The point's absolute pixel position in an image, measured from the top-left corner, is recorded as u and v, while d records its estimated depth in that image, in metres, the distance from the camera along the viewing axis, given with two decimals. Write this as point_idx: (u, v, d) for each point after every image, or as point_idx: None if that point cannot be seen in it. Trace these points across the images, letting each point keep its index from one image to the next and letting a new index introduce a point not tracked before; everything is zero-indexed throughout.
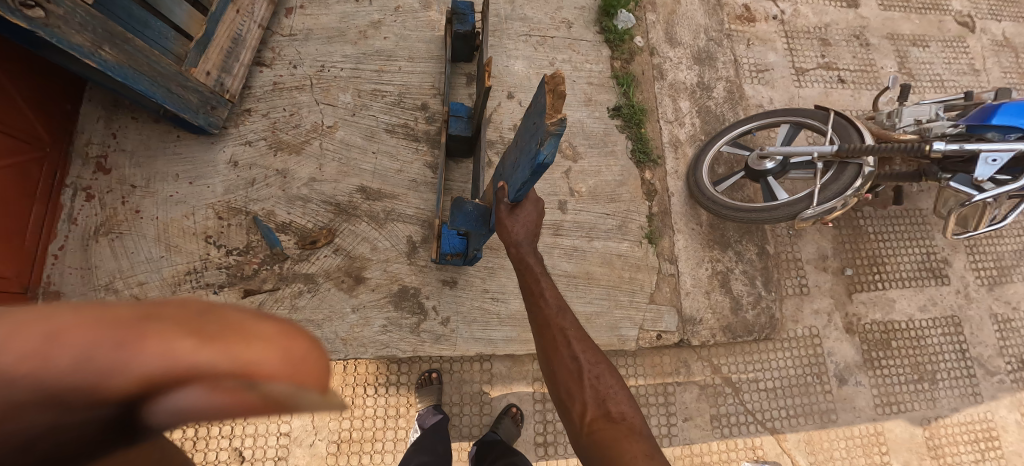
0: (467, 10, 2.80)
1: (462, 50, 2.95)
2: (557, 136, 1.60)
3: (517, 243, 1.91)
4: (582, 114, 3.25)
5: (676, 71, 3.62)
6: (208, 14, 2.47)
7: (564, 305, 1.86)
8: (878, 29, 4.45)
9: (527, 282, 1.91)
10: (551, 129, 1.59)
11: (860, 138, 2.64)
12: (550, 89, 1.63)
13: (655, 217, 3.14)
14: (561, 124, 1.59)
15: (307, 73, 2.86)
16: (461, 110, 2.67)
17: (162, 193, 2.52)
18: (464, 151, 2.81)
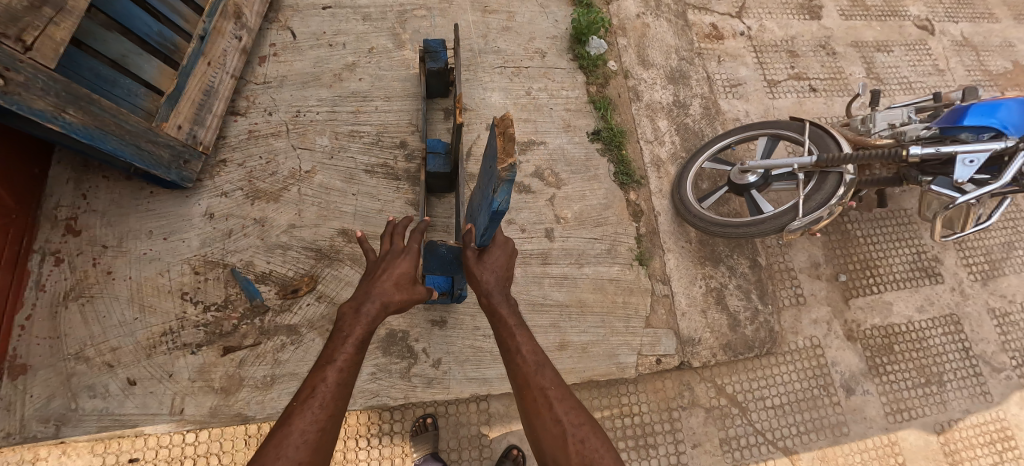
0: (439, 47, 2.83)
1: (437, 86, 2.96)
2: (509, 182, 1.60)
3: (488, 293, 1.82)
4: (563, 140, 3.24)
5: (651, 92, 3.65)
6: (179, 68, 2.45)
7: (545, 362, 1.69)
8: (843, 38, 4.57)
9: (501, 336, 1.77)
10: (502, 176, 1.59)
11: (838, 147, 2.65)
12: (501, 131, 1.65)
13: (644, 238, 3.11)
14: (512, 169, 1.57)
15: (283, 119, 2.82)
16: (438, 147, 2.66)
17: (135, 251, 2.44)
18: (444, 187, 2.78)
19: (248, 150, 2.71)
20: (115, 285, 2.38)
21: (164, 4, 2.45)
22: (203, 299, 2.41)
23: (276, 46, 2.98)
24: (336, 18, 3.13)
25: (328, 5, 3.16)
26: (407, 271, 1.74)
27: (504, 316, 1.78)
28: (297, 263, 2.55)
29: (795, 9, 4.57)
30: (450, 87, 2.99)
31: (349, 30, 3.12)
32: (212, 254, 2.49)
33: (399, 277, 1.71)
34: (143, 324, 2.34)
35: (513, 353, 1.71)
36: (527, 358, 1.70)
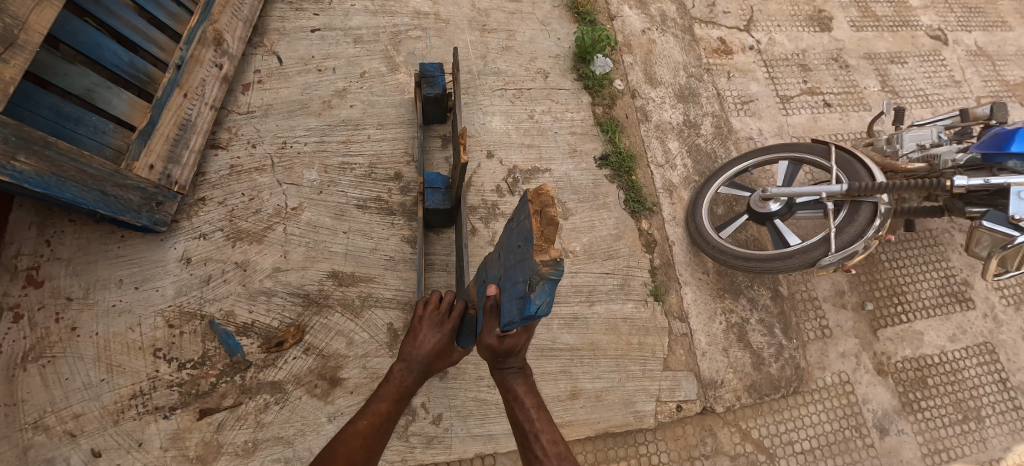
0: (437, 71, 2.65)
1: (434, 113, 2.76)
2: (553, 280, 1.31)
3: (501, 368, 1.73)
4: (569, 167, 3.03)
5: (660, 112, 3.45)
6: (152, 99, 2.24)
7: (566, 454, 1.59)
8: (855, 50, 4.38)
9: (515, 413, 1.70)
10: (544, 274, 1.29)
11: (869, 174, 2.45)
12: (537, 209, 1.37)
13: (658, 270, 2.89)
14: (559, 265, 1.30)
15: (268, 151, 2.60)
16: (437, 181, 2.45)
17: (104, 303, 2.21)
18: (444, 222, 2.56)
19: (229, 187, 2.48)
20: (81, 342, 2.15)
21: (134, 31, 2.28)
22: (177, 356, 2.19)
23: (260, 73, 2.77)
24: (325, 41, 2.93)
25: (316, 28, 2.96)
26: (449, 342, 1.72)
27: (519, 394, 1.72)
28: (282, 312, 2.32)
29: (804, 21, 4.39)
30: (447, 113, 2.79)
31: (339, 54, 2.92)
32: (188, 304, 2.26)
33: (443, 348, 1.70)
34: (110, 386, 2.12)
35: (529, 439, 1.63)
36: (547, 448, 1.60)
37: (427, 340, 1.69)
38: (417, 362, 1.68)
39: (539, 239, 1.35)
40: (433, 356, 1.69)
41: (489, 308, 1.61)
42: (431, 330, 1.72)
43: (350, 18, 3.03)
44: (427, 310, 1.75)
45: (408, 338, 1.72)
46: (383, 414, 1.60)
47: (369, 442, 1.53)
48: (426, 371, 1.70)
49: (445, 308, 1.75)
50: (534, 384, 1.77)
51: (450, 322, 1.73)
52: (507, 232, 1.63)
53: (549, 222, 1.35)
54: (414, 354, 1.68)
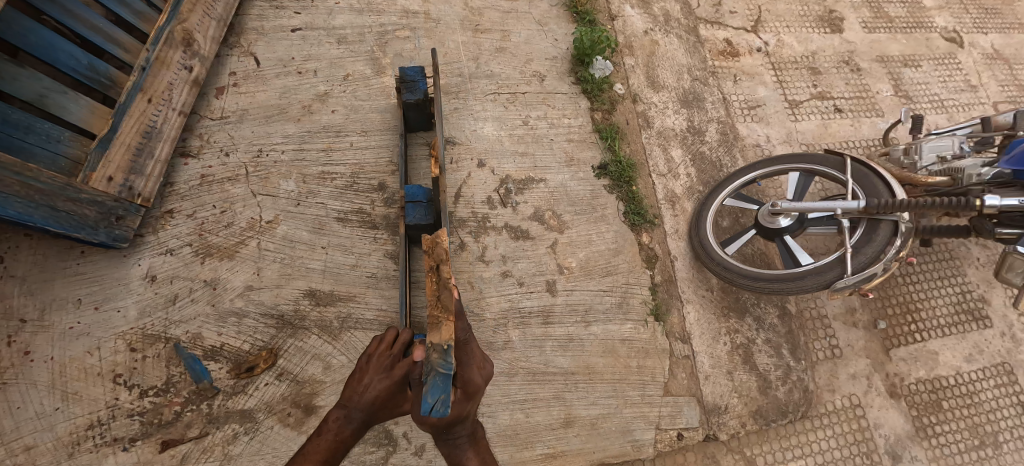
0: (417, 76, 2.46)
1: (418, 119, 2.61)
2: (445, 373, 1.41)
3: (448, 439, 1.59)
4: (565, 177, 2.86)
5: (663, 117, 3.28)
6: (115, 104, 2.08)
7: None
8: (867, 53, 4.20)
9: None
10: (435, 363, 1.41)
11: (889, 191, 2.29)
12: (434, 270, 1.57)
13: (659, 288, 2.72)
14: (447, 354, 1.42)
15: (242, 160, 2.46)
16: (419, 194, 2.27)
17: (60, 326, 2.05)
18: (430, 237, 2.39)
19: (199, 199, 2.34)
20: (33, 368, 1.99)
21: (94, 32, 2.13)
22: (139, 382, 2.03)
23: (236, 75, 2.63)
24: (305, 42, 2.80)
25: (298, 27, 2.83)
26: (397, 392, 1.61)
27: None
28: (253, 334, 2.16)
29: (814, 22, 4.22)
30: (432, 120, 2.65)
31: (321, 55, 2.78)
32: (152, 326, 2.10)
33: (385, 400, 1.60)
34: (65, 415, 1.95)
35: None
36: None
37: (370, 388, 1.60)
38: (357, 411, 1.59)
39: (436, 310, 1.50)
40: (377, 405, 1.60)
41: (420, 376, 1.52)
42: (378, 374, 1.63)
43: (334, 17, 2.89)
44: (378, 353, 1.68)
45: (353, 381, 1.64)
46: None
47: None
48: (367, 422, 1.60)
49: (398, 351, 1.67)
50: (490, 456, 1.66)
51: (401, 369, 1.62)
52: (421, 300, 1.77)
53: (445, 289, 1.52)
54: (355, 401, 1.59)
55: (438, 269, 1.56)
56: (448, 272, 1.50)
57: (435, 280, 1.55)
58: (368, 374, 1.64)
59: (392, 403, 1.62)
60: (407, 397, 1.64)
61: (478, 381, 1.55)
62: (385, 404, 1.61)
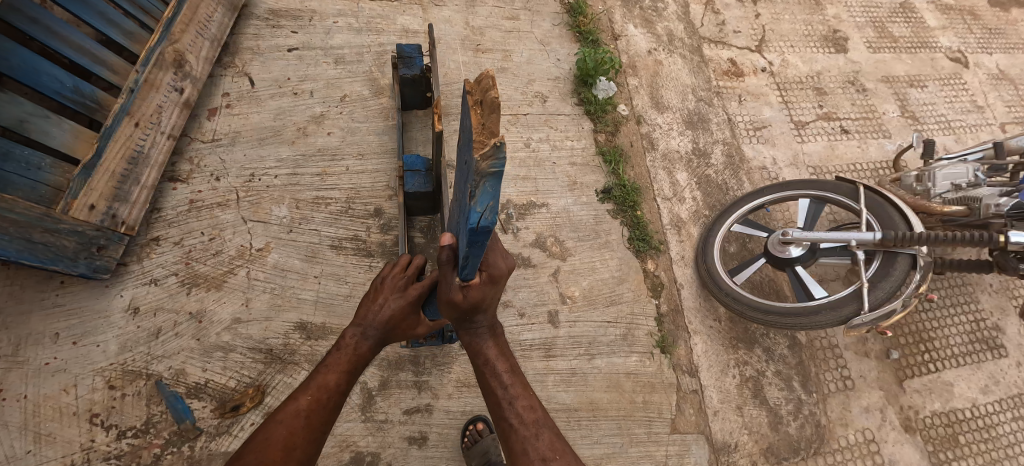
0: (415, 53, 2.53)
1: (413, 97, 2.64)
2: (497, 174, 1.10)
3: (468, 327, 1.62)
4: (568, 201, 2.77)
5: (667, 139, 3.21)
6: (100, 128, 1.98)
7: (544, 421, 1.56)
8: (872, 73, 4.15)
9: (484, 376, 1.63)
10: (483, 168, 1.09)
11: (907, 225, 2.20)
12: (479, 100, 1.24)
13: (665, 318, 2.61)
14: (499, 153, 1.05)
15: (232, 184, 2.36)
16: (418, 164, 2.29)
17: (36, 362, 1.94)
18: (426, 208, 2.40)
19: (187, 225, 2.25)
20: (4, 408, 1.87)
21: (80, 54, 2.05)
22: (117, 422, 1.91)
23: (229, 96, 2.55)
24: (302, 62, 2.73)
25: (294, 47, 2.77)
26: (412, 311, 1.65)
27: (490, 357, 1.64)
28: (240, 370, 2.05)
29: (819, 41, 4.19)
30: (427, 97, 2.66)
31: (319, 75, 2.72)
32: (133, 361, 2.00)
33: (402, 314, 1.63)
34: (37, 458, 1.83)
35: (503, 407, 1.58)
36: (523, 414, 1.56)
37: (387, 304, 1.63)
38: (373, 327, 1.62)
39: (479, 135, 1.17)
40: (391, 323, 1.63)
41: (445, 261, 1.41)
42: (393, 293, 1.65)
43: (332, 37, 2.84)
44: (392, 274, 1.69)
45: (368, 300, 1.66)
46: (332, 387, 1.54)
47: (314, 419, 1.47)
48: (383, 339, 1.64)
49: (413, 272, 1.69)
50: (506, 345, 1.70)
51: (415, 289, 1.66)
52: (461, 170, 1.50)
53: (490, 108, 1.17)
54: (371, 318, 1.62)
55: (482, 99, 1.23)
56: (490, 80, 1.14)
57: (478, 107, 1.24)
58: (384, 294, 1.66)
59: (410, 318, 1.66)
60: (419, 319, 1.68)
61: (505, 265, 1.54)
62: (405, 316, 1.64)
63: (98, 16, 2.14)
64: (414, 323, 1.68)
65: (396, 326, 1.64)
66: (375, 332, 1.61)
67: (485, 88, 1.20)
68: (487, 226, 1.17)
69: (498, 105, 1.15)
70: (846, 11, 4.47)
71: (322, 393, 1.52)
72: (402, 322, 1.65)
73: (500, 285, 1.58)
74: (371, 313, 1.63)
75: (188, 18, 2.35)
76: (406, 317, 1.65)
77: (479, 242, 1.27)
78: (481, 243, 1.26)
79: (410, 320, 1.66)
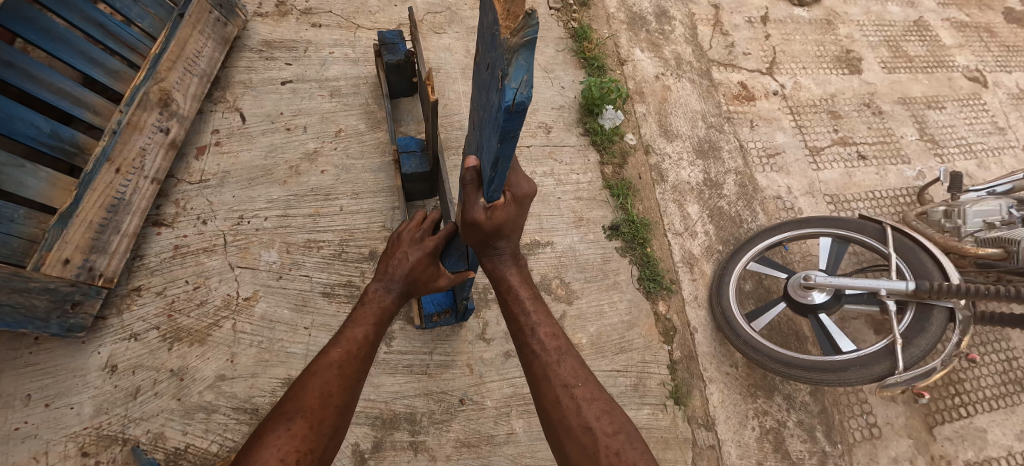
0: (396, 38, 2.51)
1: (400, 82, 2.61)
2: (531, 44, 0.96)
3: (493, 255, 1.52)
4: (573, 239, 2.63)
5: (677, 170, 3.07)
6: (80, 175, 1.87)
7: (566, 348, 1.48)
8: (888, 94, 4.00)
9: (507, 303, 1.56)
10: (515, 41, 0.95)
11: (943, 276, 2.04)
12: None
13: (678, 366, 2.45)
14: (533, 18, 0.91)
15: (219, 227, 2.24)
16: (412, 145, 2.26)
17: (5, 428, 1.81)
18: (425, 189, 2.39)
19: (171, 273, 2.12)
20: None
21: (60, 96, 1.95)
22: None
23: (219, 133, 2.44)
24: (296, 95, 2.62)
25: (288, 79, 2.66)
26: (431, 262, 1.57)
27: (513, 285, 1.56)
28: (223, 433, 1.90)
29: (831, 62, 4.05)
30: (414, 81, 2.64)
31: (312, 109, 2.60)
32: (109, 425, 1.86)
33: (424, 264, 1.55)
34: None
35: (526, 333, 1.50)
36: (545, 341, 1.48)
37: (407, 257, 1.55)
38: (395, 281, 1.53)
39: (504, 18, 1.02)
40: (413, 276, 1.55)
41: (469, 181, 1.33)
42: (411, 246, 1.57)
43: (327, 68, 2.74)
44: (408, 228, 1.61)
45: (386, 257, 1.58)
46: (362, 338, 1.44)
47: (347, 369, 1.38)
48: (406, 293, 1.56)
49: (430, 225, 1.60)
50: (528, 272, 1.61)
51: (432, 241, 1.58)
52: (483, 84, 1.32)
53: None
54: (392, 272, 1.54)
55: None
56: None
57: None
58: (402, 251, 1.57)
59: (433, 272, 1.58)
60: (440, 270, 1.59)
61: (528, 186, 1.42)
62: (428, 268, 1.56)
63: (79, 55, 2.02)
64: (437, 278, 1.60)
65: (419, 281, 1.56)
66: (399, 287, 1.53)
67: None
68: (525, 103, 0.99)
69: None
70: (859, 30, 4.34)
71: (355, 343, 1.43)
72: (427, 276, 1.57)
73: (525, 208, 1.45)
74: (392, 269, 1.55)
75: (175, 55, 2.24)
76: (429, 269, 1.57)
77: (510, 136, 1.09)
78: (515, 136, 1.08)
79: (433, 272, 1.58)
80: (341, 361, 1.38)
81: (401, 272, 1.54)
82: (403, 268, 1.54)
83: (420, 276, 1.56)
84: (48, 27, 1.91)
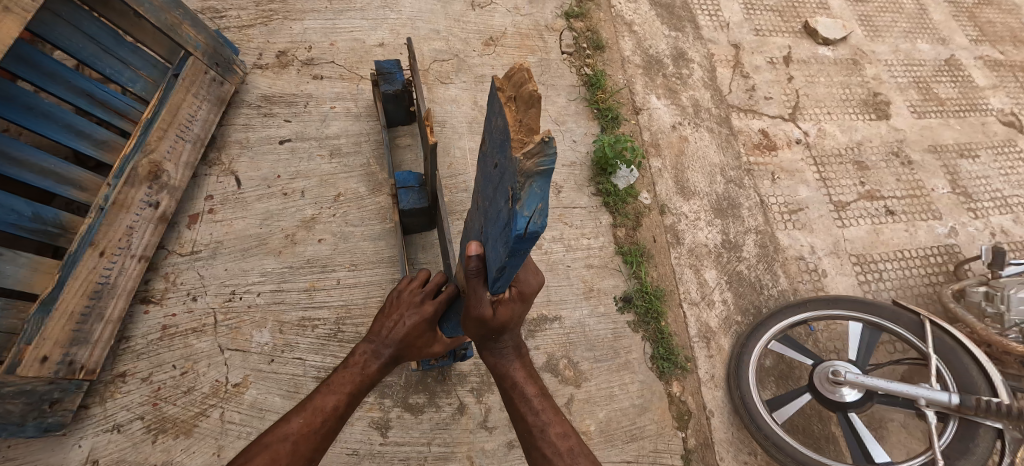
0: (394, 68, 2.46)
1: (396, 111, 2.59)
2: (546, 173, 0.98)
3: (494, 349, 1.53)
4: (583, 312, 2.49)
5: (694, 231, 2.91)
6: (64, 255, 1.79)
7: (578, 449, 1.47)
8: (918, 142, 3.80)
9: (513, 402, 1.54)
10: (529, 168, 0.97)
11: (990, 389, 1.93)
12: (509, 96, 1.11)
13: (693, 455, 2.31)
14: (550, 148, 0.95)
15: (210, 304, 2.14)
16: (410, 180, 2.24)
17: None
18: (422, 223, 2.37)
19: (157, 357, 2.02)
20: None
21: (43, 176, 1.86)
22: None
23: (213, 199, 2.34)
24: (295, 155, 2.51)
25: (287, 137, 2.55)
26: (428, 329, 1.54)
27: (518, 381, 1.55)
28: None
29: (858, 107, 3.86)
30: (410, 110, 2.62)
31: (311, 171, 2.49)
32: None
33: (419, 331, 1.52)
34: None
35: (535, 434, 1.49)
36: (556, 442, 1.47)
37: (402, 320, 1.51)
38: (385, 346, 1.50)
39: (517, 132, 1.05)
40: (405, 342, 1.51)
41: (474, 272, 1.33)
42: (409, 309, 1.54)
43: (328, 125, 2.62)
44: (408, 287, 1.58)
45: (381, 316, 1.55)
46: (328, 411, 1.41)
47: (301, 446, 1.35)
48: (395, 359, 1.52)
49: (431, 288, 1.56)
50: (533, 366, 1.61)
51: (431, 306, 1.54)
52: (484, 177, 1.32)
53: (530, 102, 1.03)
54: (384, 336, 1.50)
55: (516, 95, 1.09)
56: (527, 74, 1.02)
57: (513, 105, 1.10)
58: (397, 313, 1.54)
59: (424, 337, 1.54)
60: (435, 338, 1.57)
61: (535, 282, 1.45)
62: (421, 334, 1.53)
63: (65, 129, 1.93)
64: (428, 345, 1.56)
65: (405, 349, 1.52)
66: (383, 354, 1.49)
67: (520, 81, 1.07)
68: (537, 232, 1.01)
69: (539, 100, 1.02)
70: (887, 70, 4.14)
71: (316, 415, 1.40)
72: (421, 343, 1.55)
73: (528, 302, 1.48)
74: (382, 331, 1.51)
75: (167, 122, 2.15)
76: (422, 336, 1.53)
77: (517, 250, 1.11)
78: (523, 252, 1.10)
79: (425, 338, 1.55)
80: (294, 434, 1.36)
81: (388, 338, 1.50)
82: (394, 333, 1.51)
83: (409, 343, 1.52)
84: (32, 104, 1.82)
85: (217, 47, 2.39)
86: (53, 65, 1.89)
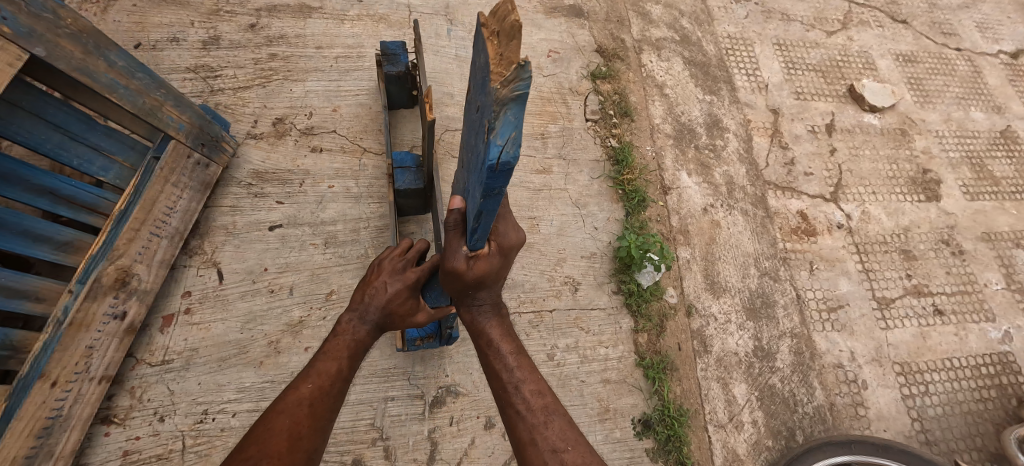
0: (398, 49, 2.39)
1: (399, 95, 2.53)
2: (519, 99, 0.91)
3: (471, 306, 1.46)
4: (596, 438, 2.24)
5: (724, 337, 2.62)
6: (14, 382, 1.58)
7: (554, 407, 1.35)
8: (970, 228, 3.47)
9: (486, 360, 1.43)
10: (505, 94, 0.90)
11: None
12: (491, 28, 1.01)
13: None
14: (524, 73, 0.87)
15: (178, 428, 1.90)
16: (407, 160, 2.14)
17: None
18: (417, 206, 2.28)
19: None
20: None
21: None
22: None
23: (191, 296, 2.10)
24: (285, 244, 2.26)
25: (277, 223, 2.30)
26: (412, 294, 1.46)
27: (493, 339, 1.45)
28: None
29: (905, 185, 3.53)
30: (413, 95, 2.55)
31: (302, 263, 2.24)
32: None
33: (405, 294, 1.44)
34: None
35: (509, 392, 1.37)
36: (529, 400, 1.35)
37: (387, 285, 1.44)
38: (372, 311, 1.42)
39: (497, 66, 0.96)
40: (391, 308, 1.43)
41: (452, 225, 1.27)
42: (393, 275, 1.47)
43: (324, 208, 2.36)
44: (390, 255, 1.52)
45: (364, 284, 1.47)
46: (334, 373, 1.32)
47: (318, 408, 1.26)
48: (382, 326, 1.44)
49: (413, 255, 1.51)
50: (511, 326, 1.51)
51: (414, 272, 1.48)
52: (468, 125, 1.29)
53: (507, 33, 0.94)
54: (369, 302, 1.42)
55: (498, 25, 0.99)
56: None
57: (495, 40, 1.00)
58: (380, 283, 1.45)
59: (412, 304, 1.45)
60: (420, 305, 1.47)
61: (516, 236, 1.37)
62: (410, 298, 1.45)
63: (22, 235, 1.69)
64: (417, 313, 1.47)
65: (397, 315, 1.44)
66: (376, 319, 1.42)
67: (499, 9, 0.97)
68: (509, 163, 0.95)
69: (517, 27, 0.91)
70: (938, 143, 3.79)
71: (328, 378, 1.31)
72: (411, 312, 1.46)
73: (509, 260, 1.40)
74: (369, 298, 1.43)
75: (142, 217, 1.92)
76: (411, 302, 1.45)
77: (493, 191, 1.06)
78: (496, 190, 1.04)
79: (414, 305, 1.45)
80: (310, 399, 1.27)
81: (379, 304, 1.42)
82: (386, 296, 1.43)
83: (399, 310, 1.44)
84: None
85: (203, 125, 2.14)
86: (11, 165, 1.65)
